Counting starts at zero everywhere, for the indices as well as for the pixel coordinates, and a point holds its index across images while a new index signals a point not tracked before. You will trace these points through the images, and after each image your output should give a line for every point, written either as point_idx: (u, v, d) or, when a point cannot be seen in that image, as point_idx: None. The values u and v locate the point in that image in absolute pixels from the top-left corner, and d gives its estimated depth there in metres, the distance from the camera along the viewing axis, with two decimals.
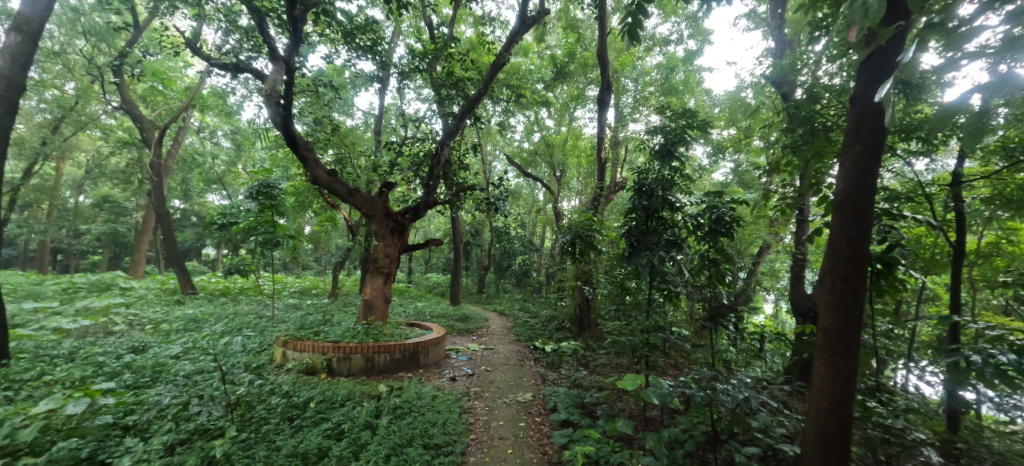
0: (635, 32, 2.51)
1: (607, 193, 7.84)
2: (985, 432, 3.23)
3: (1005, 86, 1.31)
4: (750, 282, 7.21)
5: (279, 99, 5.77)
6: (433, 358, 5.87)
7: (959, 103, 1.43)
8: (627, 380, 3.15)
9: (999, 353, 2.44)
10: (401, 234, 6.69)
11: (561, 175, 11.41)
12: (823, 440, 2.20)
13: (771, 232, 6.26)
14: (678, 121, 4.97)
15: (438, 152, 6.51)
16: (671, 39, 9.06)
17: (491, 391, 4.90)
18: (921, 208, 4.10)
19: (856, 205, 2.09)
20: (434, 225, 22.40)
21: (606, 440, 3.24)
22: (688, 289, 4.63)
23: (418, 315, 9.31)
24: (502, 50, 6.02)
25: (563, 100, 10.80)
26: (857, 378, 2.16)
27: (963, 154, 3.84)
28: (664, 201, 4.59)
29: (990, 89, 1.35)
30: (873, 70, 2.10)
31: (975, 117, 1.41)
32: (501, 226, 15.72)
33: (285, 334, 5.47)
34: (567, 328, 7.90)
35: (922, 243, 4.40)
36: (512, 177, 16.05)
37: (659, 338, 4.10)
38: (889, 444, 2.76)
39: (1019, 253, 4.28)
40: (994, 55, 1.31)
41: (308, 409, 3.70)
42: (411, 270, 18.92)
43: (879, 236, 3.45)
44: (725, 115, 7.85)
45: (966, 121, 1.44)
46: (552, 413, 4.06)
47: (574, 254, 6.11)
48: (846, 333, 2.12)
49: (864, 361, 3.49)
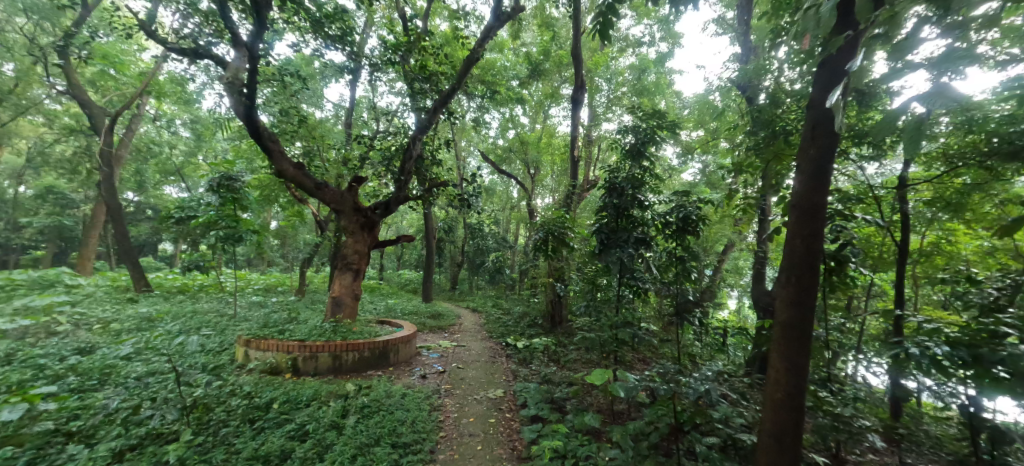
0: (606, 32, 2.52)
1: (580, 191, 7.91)
2: (923, 418, 3.47)
3: (942, 96, 1.40)
4: (716, 280, 7.47)
5: (242, 88, 5.50)
6: (404, 355, 5.81)
7: (900, 111, 1.51)
8: (595, 375, 3.20)
9: (935, 345, 2.60)
10: (371, 229, 6.55)
11: (535, 173, 11.43)
12: (777, 430, 2.31)
13: (735, 231, 6.53)
14: (649, 121, 5.08)
15: (411, 146, 6.41)
16: (644, 40, 9.23)
17: (462, 388, 4.88)
18: (871, 209, 4.35)
19: (810, 205, 2.19)
20: (407, 221, 22.04)
21: (574, 434, 3.29)
22: (656, 285, 4.75)
23: (390, 313, 9.15)
24: (477, 45, 5.97)
25: (537, 98, 10.81)
26: (809, 371, 2.28)
27: (909, 159, 4.10)
28: (633, 199, 4.69)
29: (929, 99, 1.44)
30: (825, 75, 2.22)
31: (914, 124, 1.50)
32: (475, 222, 15.67)
33: (247, 332, 5.25)
34: (540, 324, 7.95)
35: (872, 243, 4.69)
36: (486, 174, 15.99)
37: (628, 334, 4.20)
38: (838, 432, 2.95)
39: (956, 253, 4.62)
40: (934, 65, 1.39)
41: (271, 410, 3.57)
42: (383, 267, 18.60)
43: (832, 235, 3.62)
44: (694, 117, 8.05)
45: (907, 127, 1.53)
46: (522, 409, 4.09)
47: (547, 251, 6.15)
48: (799, 327, 2.23)
49: (816, 353, 3.68)
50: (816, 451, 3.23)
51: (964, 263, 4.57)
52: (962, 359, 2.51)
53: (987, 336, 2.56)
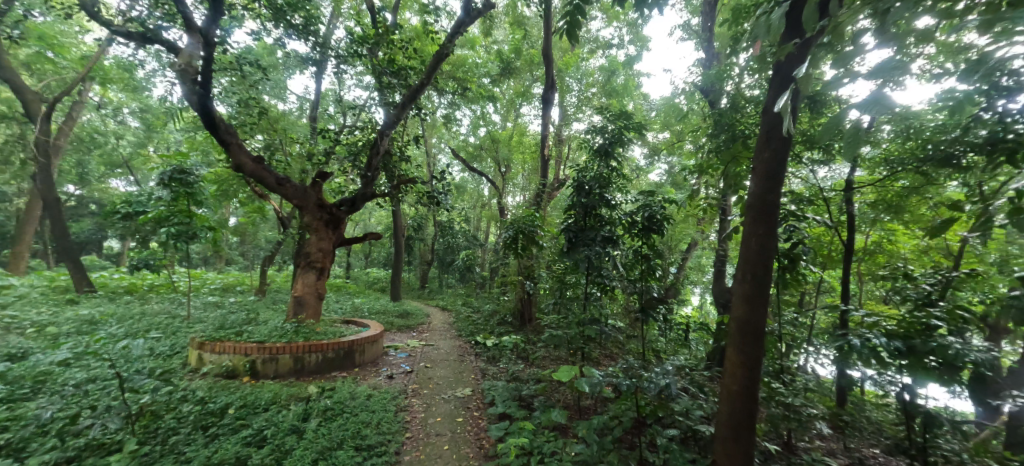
0: (573, 31, 2.54)
1: (550, 190, 7.97)
2: (865, 405, 3.73)
3: (879, 104, 1.46)
4: (680, 277, 7.71)
5: (195, 76, 5.18)
6: (370, 356, 5.68)
7: (841, 117, 1.59)
8: (561, 372, 3.23)
9: (874, 337, 2.78)
10: (336, 227, 6.36)
11: (506, 171, 11.43)
12: (733, 421, 2.42)
13: (698, 230, 6.77)
14: (617, 122, 5.18)
15: (378, 142, 6.28)
16: (613, 43, 9.39)
17: (430, 387, 4.82)
18: (821, 210, 4.61)
19: (763, 205, 2.31)
20: (375, 218, 21.53)
21: (541, 431, 3.32)
22: (623, 283, 4.85)
23: (356, 312, 8.92)
24: (447, 41, 5.90)
25: (509, 96, 10.79)
26: (763, 364, 2.40)
27: (855, 164, 4.36)
28: (600, 198, 4.77)
29: (870, 106, 1.49)
30: (774, 82, 2.34)
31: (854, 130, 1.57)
32: (445, 220, 15.53)
33: (201, 335, 4.98)
34: (510, 322, 7.97)
35: (821, 242, 4.96)
36: (456, 171, 15.85)
37: (595, 331, 4.29)
38: (789, 420, 3.12)
39: (895, 251, 4.97)
40: (871, 75, 1.45)
41: (226, 416, 3.41)
42: (349, 265, 18.13)
43: (786, 234, 3.79)
44: (661, 119, 8.27)
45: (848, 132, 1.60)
46: (490, 407, 4.10)
47: (516, 249, 6.17)
48: (753, 322, 2.33)
49: (770, 347, 3.87)
50: (769, 439, 3.40)
51: (903, 260, 4.91)
52: (898, 350, 2.72)
53: (921, 327, 2.78)
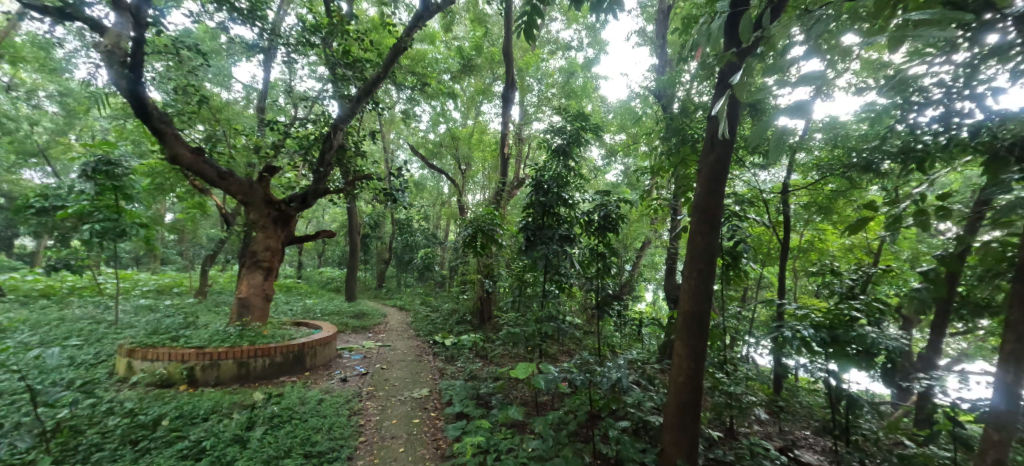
0: (530, 31, 2.56)
1: (510, 188, 7.99)
2: (797, 391, 4.03)
3: (800, 111, 1.51)
4: (634, 275, 7.98)
5: (125, 58, 4.74)
6: (322, 359, 5.46)
7: (771, 122, 1.70)
8: (518, 369, 3.26)
9: (803, 328, 3.02)
10: (285, 224, 6.06)
11: (466, 168, 11.34)
12: (679, 410, 2.54)
13: (652, 229, 7.04)
14: (575, 123, 5.28)
15: (332, 136, 6.05)
16: (573, 45, 9.56)
17: (385, 389, 4.71)
18: (761, 210, 4.93)
19: (707, 205, 2.44)
20: (329, 216, 20.68)
21: (497, 429, 3.34)
22: (579, 280, 4.96)
23: (308, 313, 8.54)
24: (405, 34, 5.76)
25: (470, 93, 10.69)
26: (706, 355, 2.53)
27: (791, 168, 4.70)
28: (558, 198, 4.84)
29: (793, 113, 1.54)
30: (716, 90, 2.48)
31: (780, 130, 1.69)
32: (404, 218, 15.19)
33: (131, 341, 4.59)
34: (469, 321, 7.94)
35: (761, 240, 5.31)
36: (415, 168, 15.54)
37: (552, 328, 4.37)
38: (731, 408, 3.32)
39: (824, 249, 5.42)
40: (796, 83, 1.51)
41: (158, 428, 3.15)
42: (301, 265, 17.32)
43: (729, 233, 4.03)
44: (617, 121, 8.51)
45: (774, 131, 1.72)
46: (448, 407, 4.06)
47: (475, 247, 6.14)
48: (698, 316, 2.47)
49: (715, 340, 4.09)
50: (713, 427, 3.60)
51: (831, 257, 5.35)
52: (823, 339, 2.97)
53: (845, 318, 3.04)
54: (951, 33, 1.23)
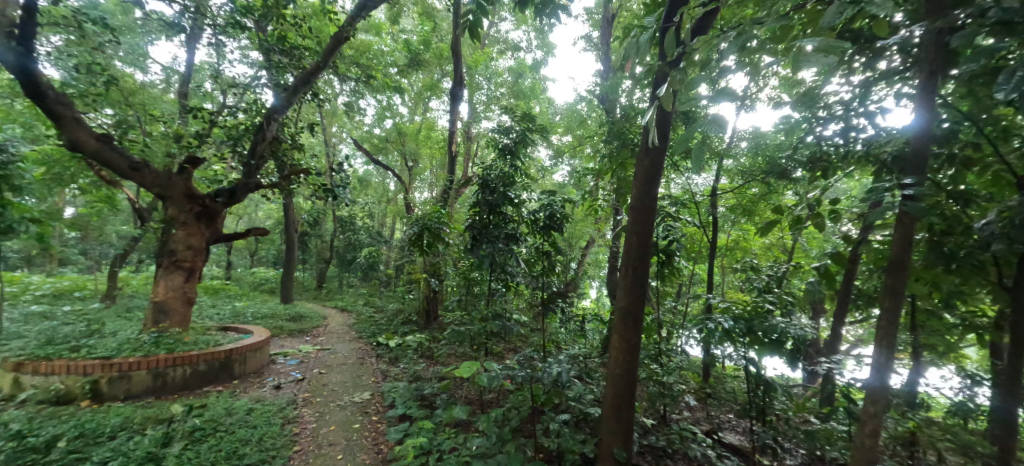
0: (475, 31, 2.56)
1: (458, 187, 7.92)
2: (722, 378, 4.37)
3: (717, 125, 1.69)
4: (579, 273, 8.22)
5: (11, 28, 4.12)
6: (252, 366, 5.10)
7: (695, 131, 1.85)
8: (462, 367, 3.24)
9: (725, 320, 3.29)
10: (210, 220, 5.58)
11: (413, 165, 11.07)
12: (617, 401, 2.66)
13: (596, 229, 7.28)
14: (522, 123, 5.33)
15: (265, 126, 5.64)
16: (522, 46, 9.65)
17: (323, 395, 4.49)
18: (693, 211, 5.29)
19: (642, 206, 2.59)
20: (263, 213, 19.31)
21: (441, 429, 3.31)
22: (526, 278, 5.03)
23: (237, 317, 7.94)
24: (347, 24, 5.51)
25: (417, 88, 10.43)
26: (641, 348, 2.68)
27: (719, 173, 5.09)
28: (505, 197, 4.88)
29: (713, 125, 1.72)
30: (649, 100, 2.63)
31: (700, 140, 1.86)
32: (346, 215, 14.53)
33: (17, 353, 4.00)
34: (415, 321, 7.78)
35: (693, 239, 5.69)
36: (359, 164, 14.93)
37: (497, 326, 4.40)
38: (663, 396, 3.53)
39: (747, 248, 5.91)
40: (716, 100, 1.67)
41: (52, 451, 2.78)
42: (230, 265, 16.01)
43: (663, 233, 4.29)
44: (564, 123, 8.72)
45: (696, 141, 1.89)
46: (390, 410, 3.96)
47: (421, 246, 6.03)
48: (634, 311, 2.61)
49: (651, 333, 4.33)
50: (649, 416, 3.81)
51: (753, 255, 5.85)
52: (742, 330, 3.25)
53: (761, 310, 3.33)
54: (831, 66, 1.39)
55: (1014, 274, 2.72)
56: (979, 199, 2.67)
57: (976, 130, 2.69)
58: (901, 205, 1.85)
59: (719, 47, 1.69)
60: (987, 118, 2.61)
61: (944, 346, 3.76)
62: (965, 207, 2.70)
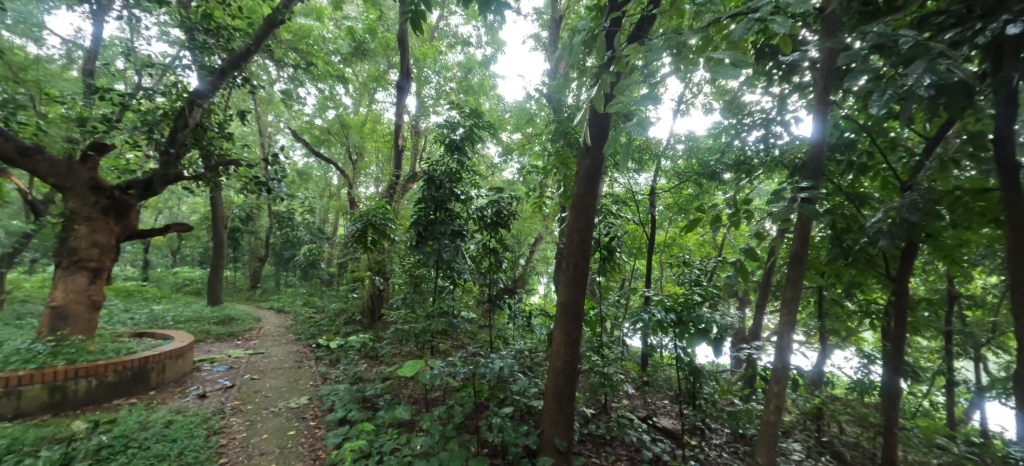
0: (419, 22, 2.49)
1: (404, 183, 7.70)
2: (658, 367, 4.63)
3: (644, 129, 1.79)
4: (527, 269, 8.32)
5: None
6: (172, 374, 4.67)
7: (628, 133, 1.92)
8: (406, 366, 3.18)
9: (658, 311, 3.49)
10: (121, 214, 5.04)
11: (357, 159, 10.60)
12: (558, 392, 2.75)
13: (544, 226, 7.39)
14: (470, 119, 5.28)
15: (187, 113, 5.13)
16: (471, 41, 9.53)
17: (255, 401, 4.22)
18: (633, 209, 5.55)
19: (583, 204, 2.68)
20: (188, 207, 17.65)
21: (384, 431, 3.22)
22: (473, 275, 5.02)
23: (155, 321, 7.22)
24: (283, 5, 5.13)
25: (362, 79, 9.99)
26: (581, 341, 2.78)
27: (657, 174, 5.37)
28: (451, 193, 4.83)
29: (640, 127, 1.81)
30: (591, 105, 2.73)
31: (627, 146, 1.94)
32: (283, 211, 13.64)
33: None
34: (358, 321, 7.51)
35: (634, 237, 5.96)
36: (298, 156, 14.05)
37: (443, 323, 4.36)
38: (603, 386, 3.68)
39: (682, 244, 6.29)
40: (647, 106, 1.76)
41: None
42: (147, 265, 14.48)
43: (604, 230, 4.47)
44: (513, 121, 8.77)
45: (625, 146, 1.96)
46: (329, 414, 3.79)
47: (365, 243, 5.82)
48: (574, 306, 2.70)
49: (593, 326, 4.49)
50: (590, 406, 3.96)
51: (688, 251, 6.23)
52: (673, 320, 3.47)
53: (690, 302, 3.57)
54: (736, 76, 1.57)
55: (897, 267, 3.13)
56: (871, 202, 3.03)
57: (869, 140, 3.06)
58: (799, 202, 2.07)
59: (652, 57, 1.79)
60: (878, 131, 2.96)
61: (844, 330, 4.24)
62: (860, 208, 3.07)
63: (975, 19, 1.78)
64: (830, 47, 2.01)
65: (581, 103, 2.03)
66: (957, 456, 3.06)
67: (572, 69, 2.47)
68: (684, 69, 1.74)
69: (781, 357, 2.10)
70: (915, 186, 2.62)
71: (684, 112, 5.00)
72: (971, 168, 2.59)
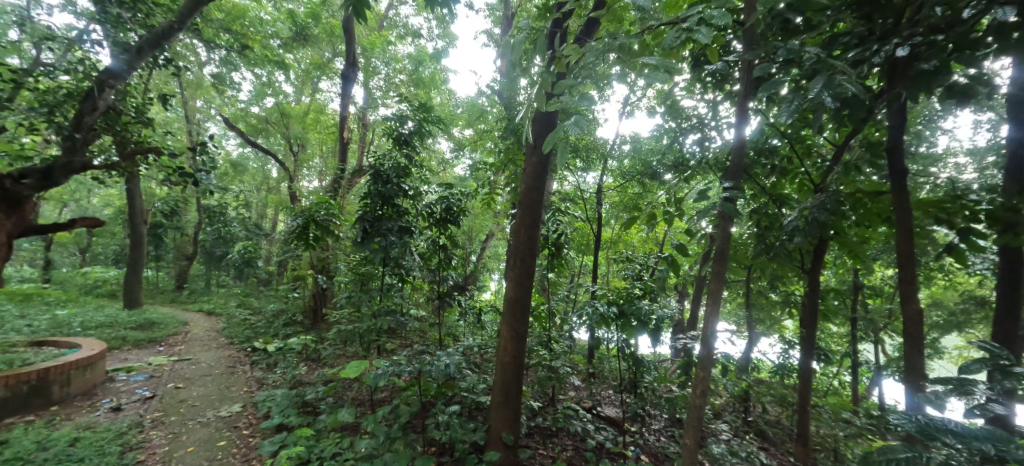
0: (360, 10, 2.40)
1: (350, 177, 7.39)
2: (603, 358, 4.81)
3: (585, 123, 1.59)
4: (479, 266, 8.31)
5: None
6: (80, 387, 4.18)
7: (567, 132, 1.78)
8: (349, 368, 3.07)
9: (602, 305, 3.61)
10: (18, 209, 4.22)
11: (299, 150, 10.02)
12: (505, 387, 2.78)
13: (495, 222, 7.41)
14: (420, 113, 5.16)
15: (95, 94, 4.53)
16: (422, 33, 9.30)
17: (180, 412, 3.89)
18: (581, 206, 5.71)
19: (530, 200, 2.72)
20: (100, 199, 15.84)
21: (326, 435, 3.10)
22: (422, 272, 4.93)
23: (58, 328, 6.39)
24: None
25: (304, 66, 9.43)
26: (528, 336, 2.82)
27: (604, 173, 5.56)
28: (398, 188, 4.70)
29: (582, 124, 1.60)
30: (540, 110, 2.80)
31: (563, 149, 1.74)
32: (215, 205, 12.62)
33: None
34: (299, 322, 7.13)
35: (582, 234, 6.13)
36: (231, 146, 13.04)
37: (391, 322, 4.25)
38: (550, 379, 3.75)
39: (627, 241, 6.56)
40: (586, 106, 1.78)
41: None
42: (50, 264, 12.85)
43: (552, 227, 4.55)
44: (465, 116, 8.69)
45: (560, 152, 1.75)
46: (264, 421, 3.58)
47: (307, 239, 5.52)
48: (521, 302, 2.74)
49: (542, 321, 4.57)
50: (537, 399, 4.03)
51: (632, 248, 6.51)
52: (615, 313, 3.60)
53: (631, 295, 3.74)
54: (664, 80, 1.65)
55: (811, 261, 3.48)
56: (789, 202, 3.33)
57: (789, 146, 3.36)
58: (723, 200, 2.23)
59: (595, 61, 1.85)
60: (796, 137, 3.25)
61: (768, 320, 4.64)
62: (780, 207, 3.37)
63: (874, 40, 1.99)
64: (749, 60, 2.18)
65: (524, 101, 2.06)
66: (858, 428, 3.48)
67: (518, 68, 2.49)
68: (621, 72, 1.80)
69: (708, 344, 2.22)
70: (824, 188, 2.92)
71: (629, 114, 5.20)
72: (869, 174, 2.93)
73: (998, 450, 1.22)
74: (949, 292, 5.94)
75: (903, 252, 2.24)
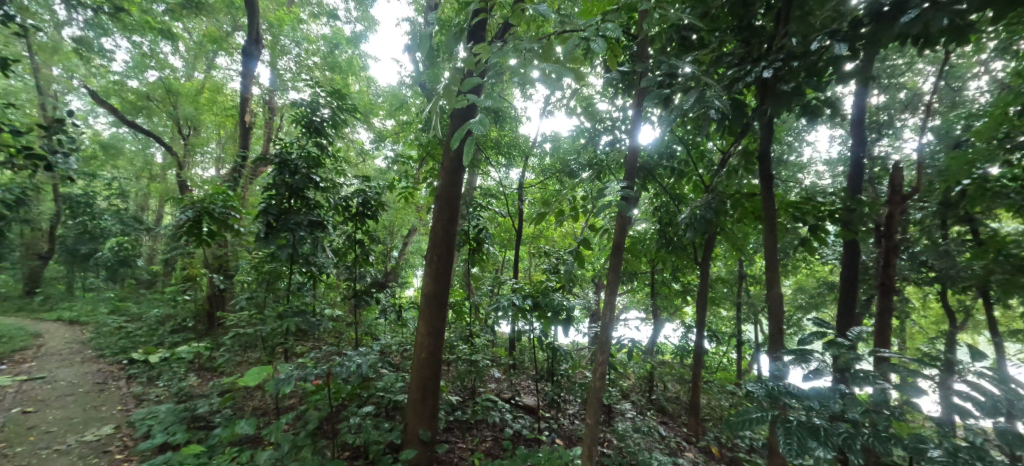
0: None
1: (253, 165, 6.71)
2: (522, 349, 4.96)
3: (485, 125, 1.60)
4: (400, 262, 8.07)
5: None
6: None
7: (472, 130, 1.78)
8: (248, 375, 2.81)
9: (520, 297, 3.71)
10: None
11: (191, 133, 8.85)
12: (421, 383, 2.75)
13: (417, 217, 7.21)
14: (334, 100, 4.80)
15: None
16: (338, 14, 8.70)
17: (28, 440, 3.27)
18: (503, 202, 5.80)
19: (448, 195, 2.72)
20: None
21: (220, 450, 2.82)
22: (336, 269, 4.66)
23: None
24: None
25: (197, 39, 8.31)
26: (445, 331, 2.82)
27: (525, 170, 5.68)
28: (308, 179, 4.33)
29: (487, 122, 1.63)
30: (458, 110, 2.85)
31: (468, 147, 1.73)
32: (79, 193, 10.69)
33: None
34: (190, 328, 6.36)
35: (504, 229, 6.24)
36: (102, 124, 11.12)
37: (301, 323, 3.96)
38: (469, 372, 3.75)
39: (547, 236, 6.81)
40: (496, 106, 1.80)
41: None
42: None
43: (473, 223, 4.56)
44: (386, 107, 8.34)
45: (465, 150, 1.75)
46: (143, 442, 3.14)
47: (199, 234, 4.91)
48: (439, 296, 2.74)
49: (462, 316, 4.58)
50: (456, 394, 4.01)
51: (552, 242, 6.78)
52: (532, 304, 3.70)
53: (547, 288, 3.87)
54: (562, 86, 1.74)
55: (702, 253, 3.90)
56: (684, 201, 3.70)
57: (685, 151, 3.72)
58: (624, 199, 2.42)
59: (512, 60, 1.87)
60: (691, 142, 3.60)
61: (670, 308, 5.11)
62: (677, 206, 3.73)
63: (750, 62, 2.28)
64: (647, 72, 2.38)
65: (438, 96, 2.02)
66: (739, 399, 3.99)
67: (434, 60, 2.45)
68: (532, 74, 1.85)
69: (610, 330, 2.40)
70: (712, 190, 3.28)
71: (550, 113, 5.38)
72: (748, 178, 3.35)
73: (827, 407, 1.51)
74: (810, 279, 7.01)
75: (769, 245, 2.61)
